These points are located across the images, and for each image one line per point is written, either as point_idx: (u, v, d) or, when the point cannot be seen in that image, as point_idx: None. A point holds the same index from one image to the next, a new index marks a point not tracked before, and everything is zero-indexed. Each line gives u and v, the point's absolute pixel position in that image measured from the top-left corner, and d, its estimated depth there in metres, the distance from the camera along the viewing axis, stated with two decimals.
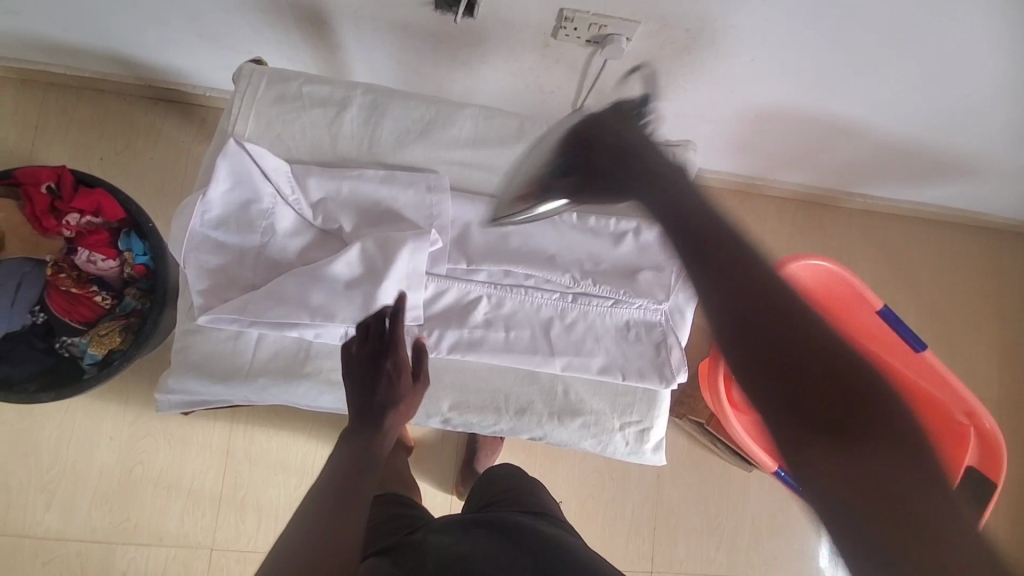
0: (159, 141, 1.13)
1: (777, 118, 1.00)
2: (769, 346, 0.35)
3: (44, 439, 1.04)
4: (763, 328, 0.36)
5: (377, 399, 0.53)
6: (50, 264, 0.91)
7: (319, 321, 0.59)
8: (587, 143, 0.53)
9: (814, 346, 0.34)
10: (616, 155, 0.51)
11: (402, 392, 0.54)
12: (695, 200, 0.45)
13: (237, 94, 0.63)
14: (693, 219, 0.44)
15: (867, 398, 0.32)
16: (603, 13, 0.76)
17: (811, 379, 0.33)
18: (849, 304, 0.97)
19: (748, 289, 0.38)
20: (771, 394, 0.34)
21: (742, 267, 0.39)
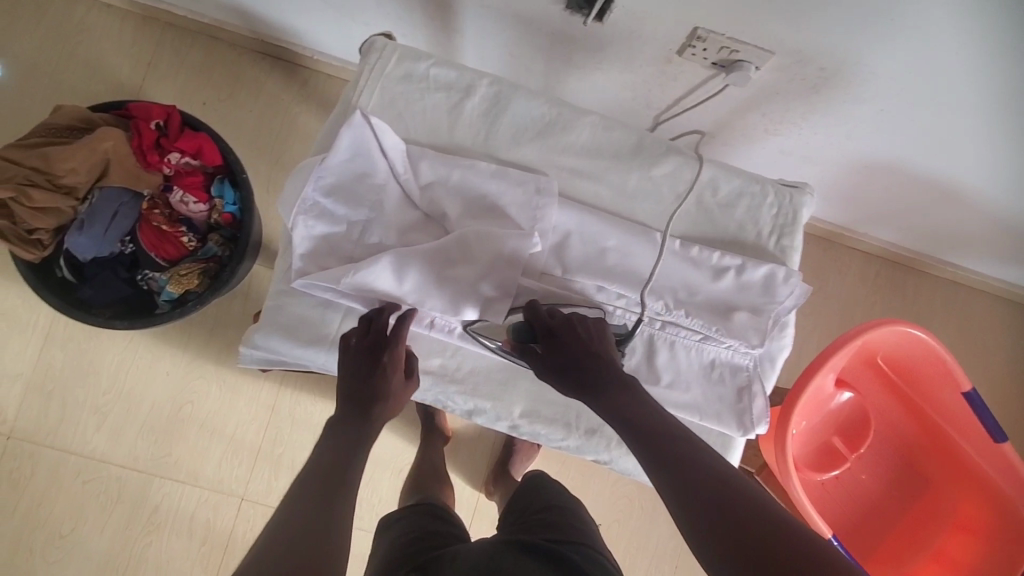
0: (260, 95, 1.15)
1: (887, 173, 0.95)
2: (721, 531, 0.42)
3: (106, 363, 1.08)
4: (709, 516, 0.43)
5: (370, 388, 0.54)
6: (146, 199, 0.94)
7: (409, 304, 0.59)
8: (552, 332, 0.55)
9: (749, 526, 0.42)
10: (585, 352, 0.54)
11: (397, 385, 0.55)
12: (642, 401, 0.51)
13: (366, 66, 0.63)
14: (641, 416, 0.50)
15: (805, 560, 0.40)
16: (738, 38, 0.72)
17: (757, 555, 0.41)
18: (932, 380, 0.90)
19: (688, 478, 0.45)
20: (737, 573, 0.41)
21: (675, 450, 0.47)
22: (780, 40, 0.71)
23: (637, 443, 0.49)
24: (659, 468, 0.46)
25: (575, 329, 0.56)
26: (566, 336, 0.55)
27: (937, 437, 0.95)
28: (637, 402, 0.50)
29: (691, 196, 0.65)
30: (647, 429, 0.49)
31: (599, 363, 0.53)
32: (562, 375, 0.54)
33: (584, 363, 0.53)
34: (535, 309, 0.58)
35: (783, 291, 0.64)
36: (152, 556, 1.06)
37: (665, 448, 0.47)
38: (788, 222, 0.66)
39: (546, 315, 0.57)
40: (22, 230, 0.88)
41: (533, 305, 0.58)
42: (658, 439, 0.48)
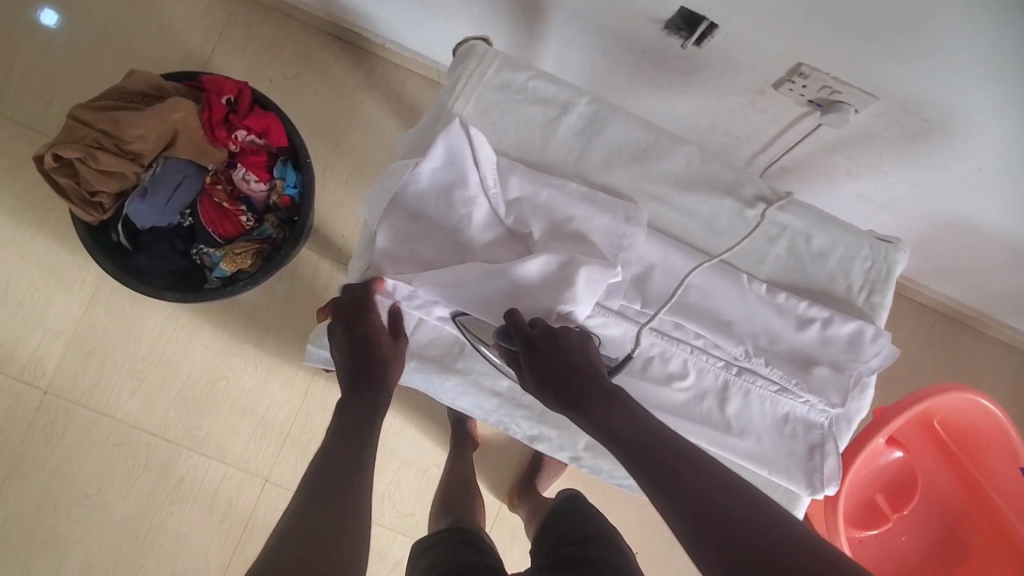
0: (326, 78, 1.14)
1: (967, 230, 0.91)
2: (718, 537, 0.40)
3: (147, 330, 1.08)
4: (700, 523, 0.41)
5: (369, 358, 0.55)
6: (210, 173, 0.93)
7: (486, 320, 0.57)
8: (531, 343, 0.53)
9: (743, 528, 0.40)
10: (570, 364, 0.52)
11: (388, 347, 0.56)
12: (627, 409, 0.48)
13: (464, 70, 0.61)
14: (628, 426, 0.47)
15: (806, 565, 0.38)
16: (843, 79, 0.69)
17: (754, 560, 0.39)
18: (990, 449, 0.88)
19: (683, 485, 0.43)
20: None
21: (661, 460, 0.45)
22: (888, 86, 0.67)
23: (624, 453, 0.46)
24: (647, 477, 0.44)
25: (557, 340, 0.53)
26: (550, 349, 0.52)
27: (989, 510, 0.90)
28: (622, 413, 0.48)
29: (781, 240, 0.63)
30: (636, 439, 0.46)
31: (583, 371, 0.51)
32: (546, 390, 0.52)
33: (567, 376, 0.51)
34: (514, 317, 0.54)
35: (868, 351, 0.61)
36: (172, 527, 1.06)
37: (654, 455, 0.45)
38: (880, 278, 0.63)
39: (522, 323, 0.53)
40: (85, 191, 0.87)
41: (512, 311, 0.54)
42: (646, 446, 0.46)
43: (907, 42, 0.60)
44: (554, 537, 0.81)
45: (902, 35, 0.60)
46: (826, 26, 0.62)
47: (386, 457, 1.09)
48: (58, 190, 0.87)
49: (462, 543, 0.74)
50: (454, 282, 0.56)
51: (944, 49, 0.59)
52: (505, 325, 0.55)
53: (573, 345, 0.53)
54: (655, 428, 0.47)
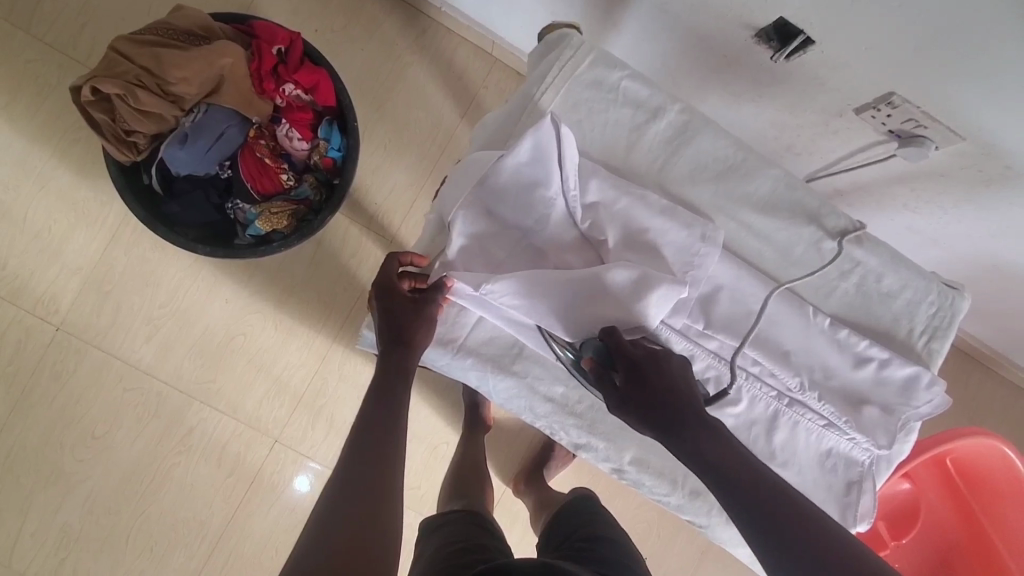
0: (376, 35, 1.08)
1: (1011, 276, 0.91)
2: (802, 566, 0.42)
3: (168, 276, 1.05)
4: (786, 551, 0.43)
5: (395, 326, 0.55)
6: (254, 126, 0.89)
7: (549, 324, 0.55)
8: (630, 363, 0.52)
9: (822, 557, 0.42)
10: (666, 386, 0.51)
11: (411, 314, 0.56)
12: (721, 439, 0.49)
13: (556, 62, 0.58)
14: (724, 458, 0.48)
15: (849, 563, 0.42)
16: (932, 114, 0.67)
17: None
18: (996, 489, 0.90)
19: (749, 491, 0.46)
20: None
21: (750, 490, 0.46)
22: (978, 128, 0.66)
23: (716, 483, 0.47)
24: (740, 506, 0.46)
25: (658, 363, 0.53)
26: (650, 372, 0.52)
27: (986, 552, 0.92)
28: (715, 440, 0.49)
29: (852, 276, 0.62)
30: (729, 468, 0.47)
31: (673, 394, 0.51)
32: (642, 411, 0.51)
33: (663, 397, 0.51)
34: (614, 336, 0.53)
35: (922, 397, 0.61)
36: (179, 476, 1.06)
37: (744, 487, 0.46)
38: (942, 325, 0.63)
39: (623, 342, 0.53)
40: (120, 129, 0.83)
41: (612, 330, 0.53)
42: (736, 479, 0.47)
43: (1014, 88, 0.59)
44: (564, 535, 0.77)
45: (1013, 80, 0.58)
46: (935, 58, 0.61)
47: None
48: (93, 124, 0.84)
49: (475, 527, 0.70)
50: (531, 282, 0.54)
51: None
52: (601, 341, 0.54)
53: (672, 370, 0.52)
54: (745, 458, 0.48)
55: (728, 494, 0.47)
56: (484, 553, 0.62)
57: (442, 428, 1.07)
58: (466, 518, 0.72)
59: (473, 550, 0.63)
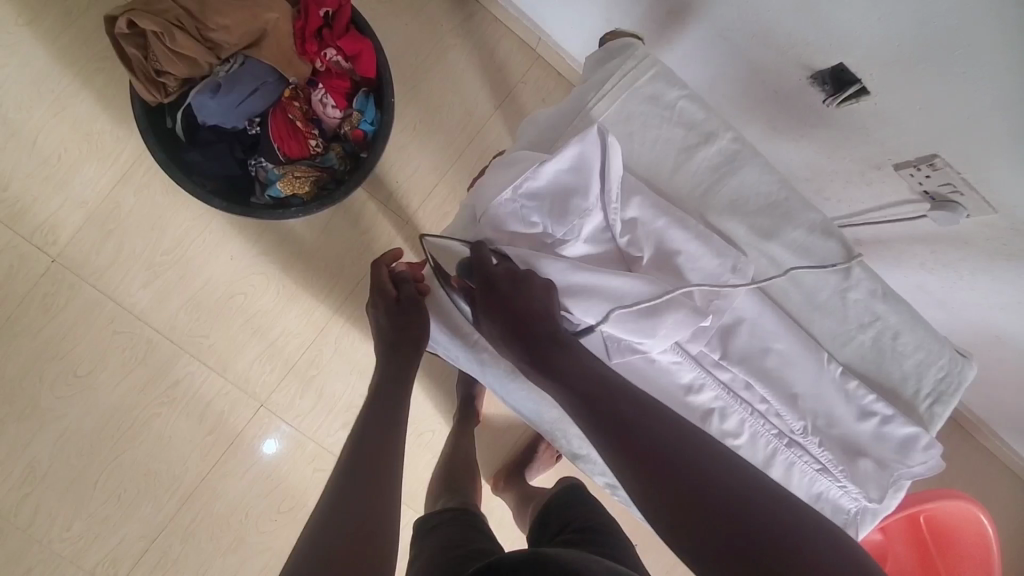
0: (422, 12, 1.07)
1: (1010, 349, 0.93)
2: (650, 461, 0.43)
3: (175, 224, 1.03)
4: (635, 454, 0.44)
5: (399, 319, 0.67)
6: (290, 87, 0.87)
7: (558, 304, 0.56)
8: (487, 282, 0.54)
9: (674, 457, 0.43)
10: (523, 304, 0.53)
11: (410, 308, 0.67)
12: (583, 361, 0.51)
13: (616, 73, 0.57)
14: (581, 372, 0.50)
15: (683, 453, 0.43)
16: (971, 182, 0.68)
17: (686, 481, 0.41)
18: (965, 555, 0.91)
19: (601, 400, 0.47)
20: (664, 502, 0.41)
21: (612, 407, 0.47)
22: (1014, 203, 0.67)
23: (578, 402, 0.48)
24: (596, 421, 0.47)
25: (516, 282, 0.54)
26: (505, 289, 0.53)
27: None
28: (578, 362, 0.50)
29: (870, 329, 0.62)
30: (582, 381, 0.49)
31: (533, 314, 0.53)
32: (502, 331, 0.54)
33: (521, 316, 0.53)
34: (478, 253, 0.55)
35: (917, 457, 0.62)
36: (156, 426, 1.04)
37: (602, 401, 0.47)
38: (949, 390, 0.64)
39: (483, 257, 0.55)
40: (151, 68, 0.81)
41: (478, 247, 0.55)
42: (600, 397, 0.48)
43: None
44: (558, 528, 0.78)
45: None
46: (985, 128, 0.61)
47: None
48: (123, 59, 0.81)
49: (468, 527, 0.71)
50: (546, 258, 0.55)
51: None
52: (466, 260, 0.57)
53: (531, 290, 0.53)
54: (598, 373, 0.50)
55: (585, 409, 0.48)
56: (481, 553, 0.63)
57: (430, 416, 1.06)
58: (458, 518, 0.73)
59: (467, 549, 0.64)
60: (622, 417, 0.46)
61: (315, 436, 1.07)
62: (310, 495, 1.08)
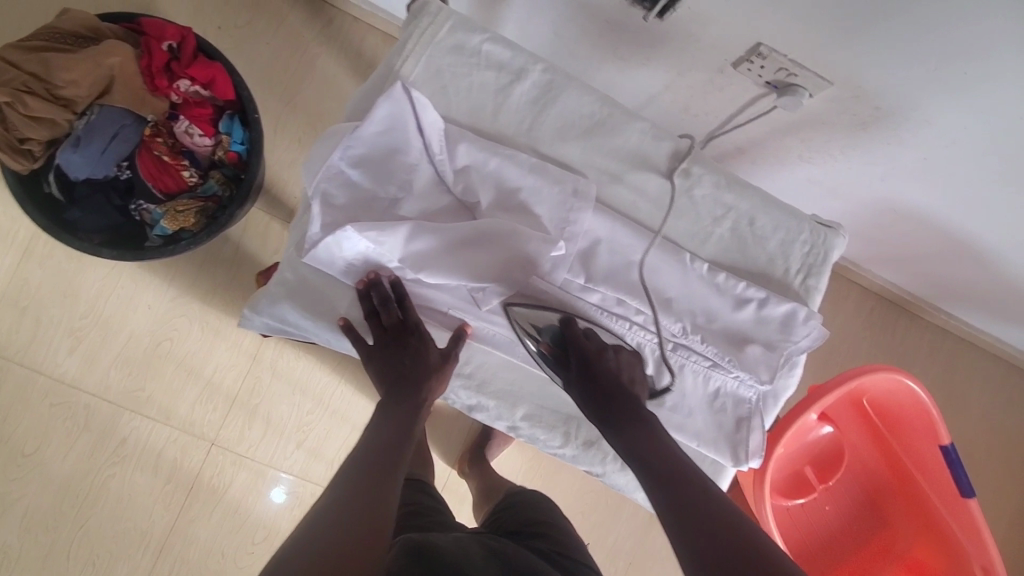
0: (281, 28, 1.08)
1: (910, 220, 0.94)
2: (710, 543, 0.46)
3: (87, 286, 1.04)
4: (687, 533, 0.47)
5: (411, 369, 0.57)
6: (150, 124, 0.88)
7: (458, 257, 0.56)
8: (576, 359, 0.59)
9: (726, 542, 0.46)
10: (612, 382, 0.58)
11: (432, 361, 0.57)
12: (661, 442, 0.54)
13: (415, 29, 0.58)
14: (656, 454, 0.53)
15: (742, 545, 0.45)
16: (799, 62, 0.70)
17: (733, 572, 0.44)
18: (910, 427, 0.93)
19: (669, 477, 0.52)
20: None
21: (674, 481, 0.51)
22: (844, 71, 0.69)
23: (645, 472, 0.52)
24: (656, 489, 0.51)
25: (608, 357, 0.59)
26: (598, 364, 0.58)
27: (904, 480, 0.97)
28: (654, 441, 0.54)
29: (726, 221, 0.64)
30: (654, 459, 0.53)
31: (627, 394, 0.58)
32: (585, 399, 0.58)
33: (611, 392, 0.57)
34: (570, 325, 0.59)
35: (800, 331, 0.63)
36: (116, 486, 1.05)
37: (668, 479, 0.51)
38: (817, 262, 0.65)
39: (575, 339, 0.59)
40: (14, 137, 0.81)
41: (571, 320, 0.59)
42: (669, 476, 0.52)
43: (873, 21, 0.60)
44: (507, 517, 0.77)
45: (870, 14, 0.60)
46: (788, 6, 0.63)
47: (339, 420, 1.11)
48: None
49: (422, 495, 0.76)
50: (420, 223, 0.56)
51: (910, 32, 0.60)
52: (559, 328, 0.59)
53: (620, 363, 0.59)
54: (673, 456, 0.53)
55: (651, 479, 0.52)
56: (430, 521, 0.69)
57: None
58: (411, 484, 0.78)
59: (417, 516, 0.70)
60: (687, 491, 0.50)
61: (273, 461, 1.09)
62: (282, 519, 1.09)
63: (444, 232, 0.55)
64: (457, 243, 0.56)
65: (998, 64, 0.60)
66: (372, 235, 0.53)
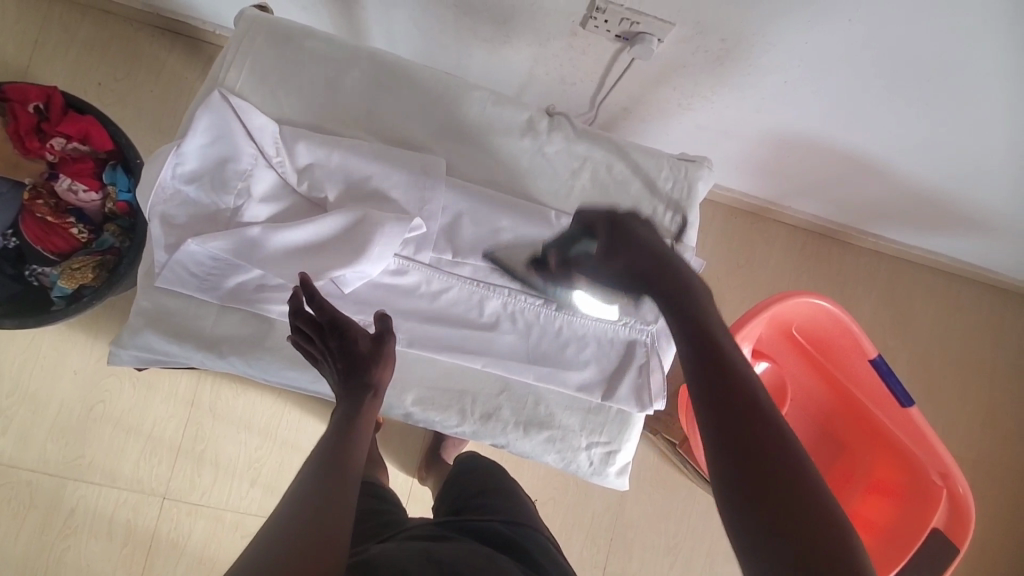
0: (162, 73, 1.08)
1: (802, 147, 0.96)
2: (740, 446, 0.38)
3: (8, 363, 1.03)
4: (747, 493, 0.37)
5: (349, 358, 0.51)
6: (28, 188, 0.87)
7: (313, 254, 0.56)
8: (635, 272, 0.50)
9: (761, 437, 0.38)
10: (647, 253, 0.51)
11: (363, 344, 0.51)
12: (701, 314, 0.46)
13: (234, 39, 0.58)
14: (694, 322, 0.46)
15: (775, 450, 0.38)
16: (636, 9, 0.71)
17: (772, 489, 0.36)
18: (841, 348, 0.93)
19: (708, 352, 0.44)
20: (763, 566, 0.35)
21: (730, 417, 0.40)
22: (679, 10, 0.70)
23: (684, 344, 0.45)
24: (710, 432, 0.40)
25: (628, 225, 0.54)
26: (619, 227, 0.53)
27: (846, 400, 0.98)
28: (698, 306, 0.46)
29: (584, 174, 0.65)
30: (691, 325, 0.45)
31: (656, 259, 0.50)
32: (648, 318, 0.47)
33: (641, 266, 0.50)
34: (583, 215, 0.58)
35: None
36: (72, 559, 1.03)
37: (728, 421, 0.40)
38: (684, 197, 0.66)
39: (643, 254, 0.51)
40: None
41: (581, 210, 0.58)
42: (703, 346, 0.44)
43: None
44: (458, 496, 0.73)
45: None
46: None
47: (289, 452, 1.09)
48: None
49: (371, 500, 0.71)
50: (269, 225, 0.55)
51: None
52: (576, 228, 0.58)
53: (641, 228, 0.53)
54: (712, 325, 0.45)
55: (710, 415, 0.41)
56: (370, 528, 0.64)
57: None
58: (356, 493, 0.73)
59: (365, 523, 0.65)
60: (725, 384, 0.41)
61: (229, 504, 1.07)
62: None
63: (292, 232, 0.55)
64: (312, 241, 0.56)
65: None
66: (221, 248, 0.54)
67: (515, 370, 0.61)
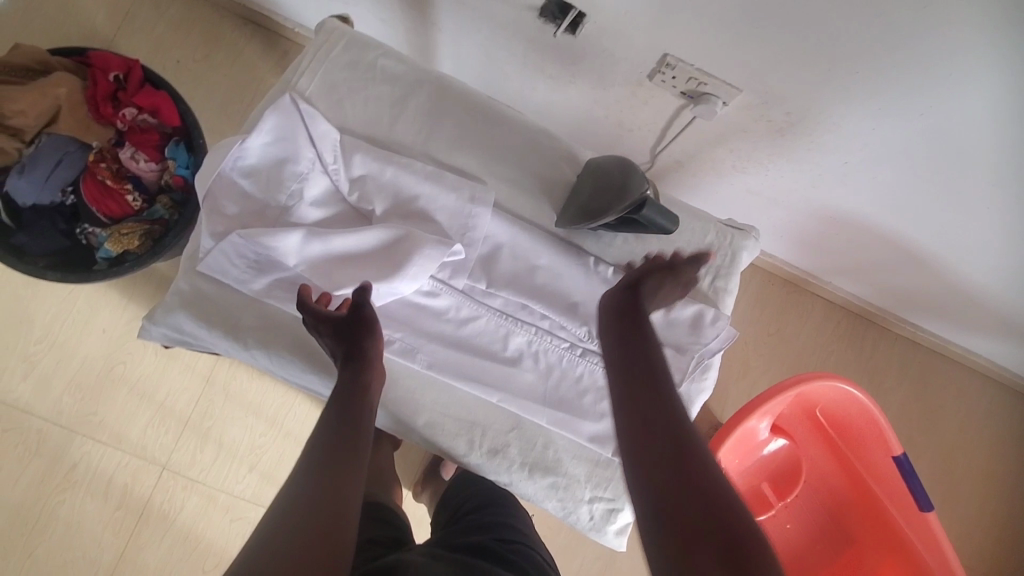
0: (237, 60, 1.12)
1: (851, 227, 0.94)
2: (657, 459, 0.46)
3: (42, 312, 1.06)
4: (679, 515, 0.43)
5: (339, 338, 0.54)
6: (95, 151, 0.91)
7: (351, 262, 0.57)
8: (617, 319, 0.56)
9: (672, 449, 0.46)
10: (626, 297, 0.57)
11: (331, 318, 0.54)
12: (643, 346, 0.54)
13: (313, 46, 0.60)
14: (639, 358, 0.53)
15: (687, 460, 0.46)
16: (706, 70, 0.72)
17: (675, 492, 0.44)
18: (862, 435, 0.90)
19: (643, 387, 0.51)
20: None
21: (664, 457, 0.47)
22: (747, 77, 0.70)
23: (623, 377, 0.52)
24: (654, 472, 0.46)
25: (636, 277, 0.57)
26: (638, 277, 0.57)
27: (863, 496, 0.93)
28: (642, 346, 0.54)
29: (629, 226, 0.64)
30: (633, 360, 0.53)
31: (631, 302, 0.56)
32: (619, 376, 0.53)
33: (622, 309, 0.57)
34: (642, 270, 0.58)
35: (709, 333, 0.62)
36: (65, 513, 1.05)
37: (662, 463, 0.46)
38: (726, 264, 0.65)
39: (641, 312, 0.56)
40: None
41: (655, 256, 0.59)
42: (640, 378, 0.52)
43: (757, 25, 0.62)
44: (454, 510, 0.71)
45: (756, 18, 0.61)
46: (680, 16, 0.65)
47: (291, 443, 1.10)
48: None
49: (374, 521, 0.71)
50: (314, 228, 0.56)
51: (798, 36, 0.61)
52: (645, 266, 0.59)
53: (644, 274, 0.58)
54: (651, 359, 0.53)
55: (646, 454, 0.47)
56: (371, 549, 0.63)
57: None
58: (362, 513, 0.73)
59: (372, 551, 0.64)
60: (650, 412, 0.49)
61: (225, 486, 1.08)
62: (232, 547, 1.08)
63: (334, 239, 0.56)
64: (352, 250, 0.57)
65: (884, 65, 0.61)
66: (261, 245, 0.54)
67: (531, 411, 0.60)
